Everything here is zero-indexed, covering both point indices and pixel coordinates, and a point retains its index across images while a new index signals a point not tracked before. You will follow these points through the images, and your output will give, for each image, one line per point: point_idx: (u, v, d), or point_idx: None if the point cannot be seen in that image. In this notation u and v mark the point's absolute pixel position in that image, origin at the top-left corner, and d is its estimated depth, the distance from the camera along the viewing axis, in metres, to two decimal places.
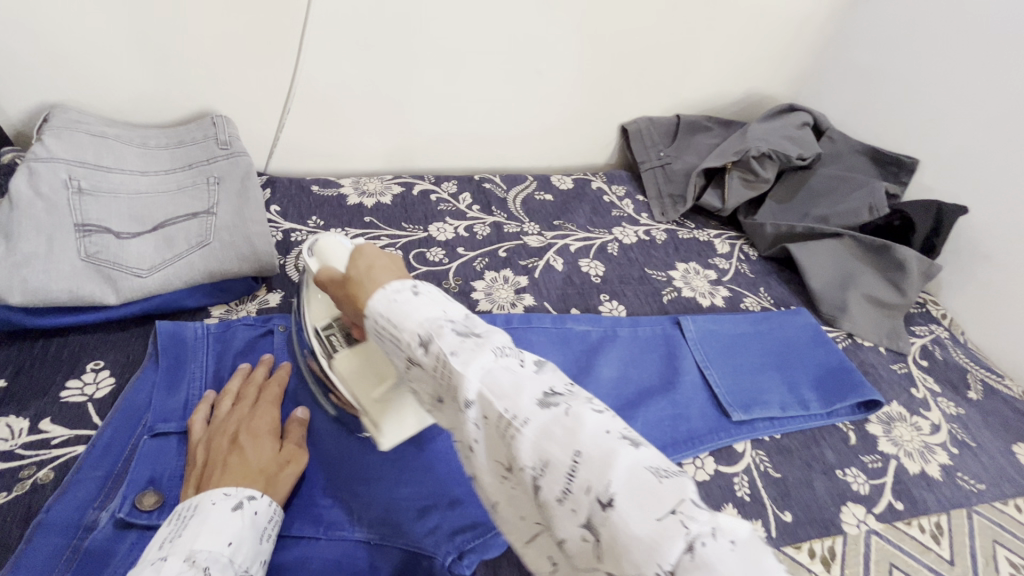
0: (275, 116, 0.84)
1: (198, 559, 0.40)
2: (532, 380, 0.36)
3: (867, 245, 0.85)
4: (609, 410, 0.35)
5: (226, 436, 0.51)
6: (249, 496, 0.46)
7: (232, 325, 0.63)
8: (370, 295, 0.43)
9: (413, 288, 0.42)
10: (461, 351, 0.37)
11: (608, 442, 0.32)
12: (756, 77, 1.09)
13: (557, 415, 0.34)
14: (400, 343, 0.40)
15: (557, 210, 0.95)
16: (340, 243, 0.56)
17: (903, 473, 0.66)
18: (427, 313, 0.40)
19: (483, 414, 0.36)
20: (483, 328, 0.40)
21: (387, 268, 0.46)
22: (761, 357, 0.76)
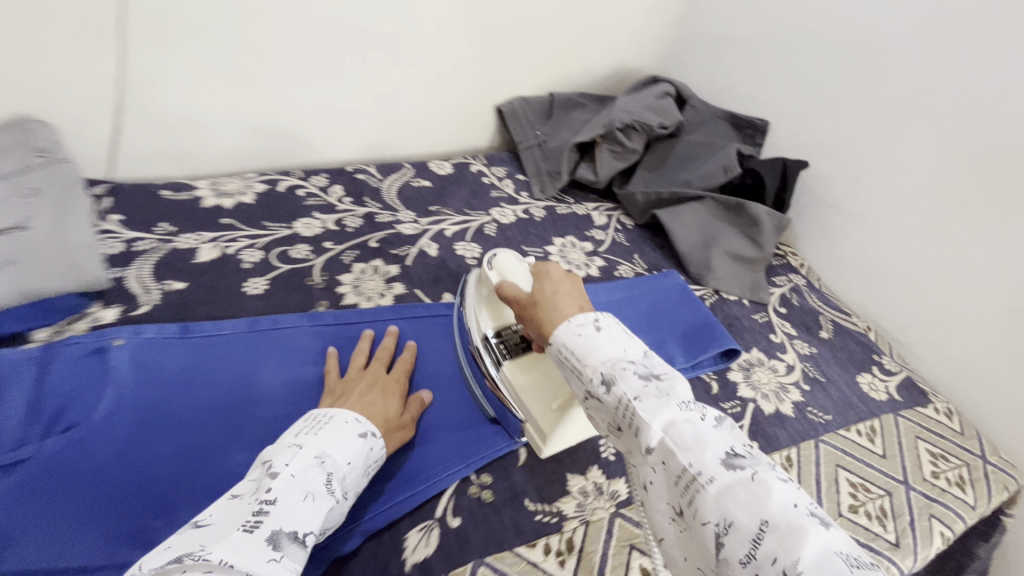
0: (105, 117, 0.77)
1: (326, 461, 0.46)
2: (715, 436, 0.40)
3: (725, 205, 0.91)
4: (794, 483, 0.37)
5: (364, 383, 0.58)
6: (371, 432, 0.51)
7: (55, 346, 0.56)
8: (557, 324, 0.51)
9: (595, 324, 0.49)
10: (645, 398, 0.42)
11: (797, 517, 0.35)
12: (623, 52, 1.12)
13: (742, 479, 0.37)
14: (582, 377, 0.46)
15: (434, 196, 0.94)
16: (518, 263, 0.62)
17: (759, 414, 0.71)
18: (611, 350, 0.46)
19: (664, 460, 0.40)
20: (666, 372, 0.45)
21: (569, 294, 0.55)
22: (632, 321, 0.78)
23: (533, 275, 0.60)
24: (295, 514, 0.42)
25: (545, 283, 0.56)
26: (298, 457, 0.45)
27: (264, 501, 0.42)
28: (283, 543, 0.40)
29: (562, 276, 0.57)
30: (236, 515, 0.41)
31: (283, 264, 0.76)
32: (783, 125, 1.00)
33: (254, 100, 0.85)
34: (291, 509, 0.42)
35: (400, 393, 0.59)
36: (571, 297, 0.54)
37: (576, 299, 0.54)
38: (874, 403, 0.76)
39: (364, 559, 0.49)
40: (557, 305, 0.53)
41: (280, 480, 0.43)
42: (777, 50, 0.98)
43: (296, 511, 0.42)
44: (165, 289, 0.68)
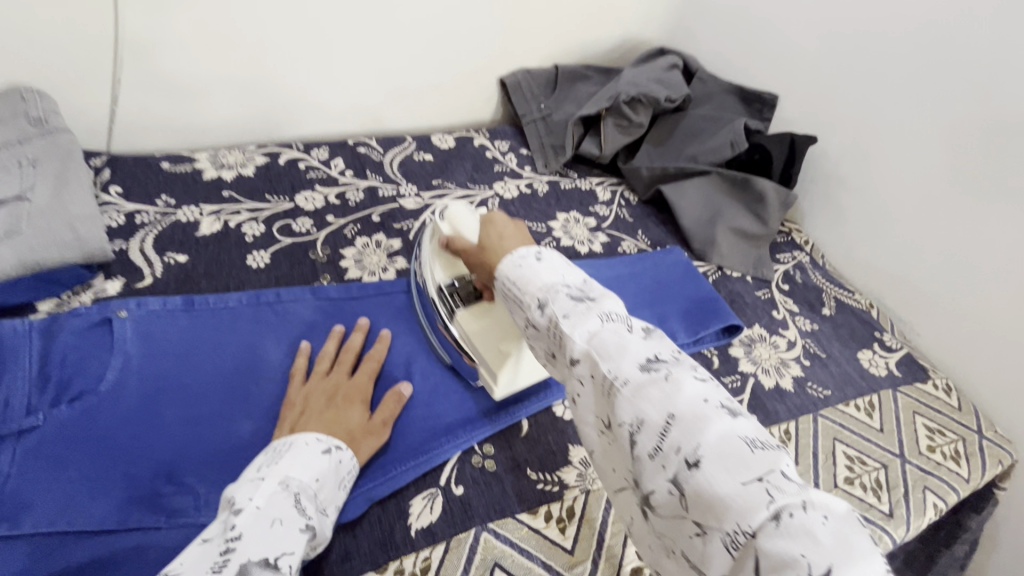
0: (103, 89, 0.76)
1: (290, 485, 0.44)
2: (637, 343, 0.39)
3: (731, 180, 0.89)
4: (711, 380, 0.37)
5: (323, 394, 0.55)
6: (338, 446, 0.50)
7: (59, 318, 0.57)
8: (500, 260, 0.50)
9: (538, 257, 0.48)
10: (573, 314, 0.42)
11: (704, 409, 0.35)
12: (629, 21, 1.09)
13: (656, 379, 0.37)
14: (522, 304, 0.46)
15: (436, 169, 0.93)
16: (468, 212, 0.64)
17: (760, 388, 0.71)
18: (551, 276, 0.46)
19: (591, 372, 0.40)
20: (597, 291, 0.45)
21: (515, 237, 0.54)
22: (634, 298, 0.78)
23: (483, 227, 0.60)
24: (266, 543, 0.39)
25: (490, 230, 0.55)
26: (261, 489, 0.43)
27: (230, 538, 0.39)
28: (253, 572, 0.37)
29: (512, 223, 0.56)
30: (203, 557, 0.38)
31: (285, 237, 0.75)
32: (794, 98, 0.97)
33: (250, 70, 0.84)
34: (261, 539, 0.39)
35: (364, 397, 0.57)
36: (515, 239, 0.54)
37: (522, 240, 0.54)
38: (873, 378, 0.76)
39: (369, 526, 0.50)
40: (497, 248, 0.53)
41: (243, 515, 0.40)
42: (791, 21, 0.96)
43: (267, 539, 0.40)
44: (168, 262, 0.68)
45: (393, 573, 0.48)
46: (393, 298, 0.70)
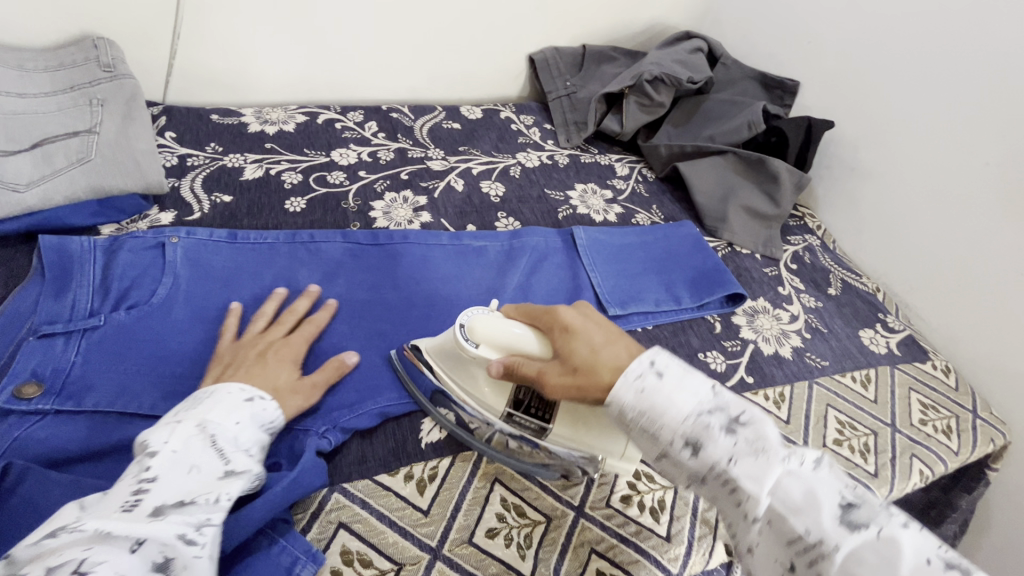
0: (164, 42, 0.82)
1: (207, 427, 0.44)
2: (821, 484, 0.39)
3: (746, 160, 0.92)
4: (916, 525, 0.37)
5: (255, 350, 0.55)
6: (259, 395, 0.50)
7: (121, 238, 0.64)
8: (614, 382, 0.46)
9: (654, 369, 0.45)
10: (740, 459, 0.41)
11: (934, 574, 0.34)
12: (658, 5, 1.12)
13: (867, 538, 0.36)
14: (658, 440, 0.44)
15: (463, 137, 0.98)
16: (490, 318, 0.54)
17: (758, 354, 0.74)
18: (685, 401, 0.44)
19: (775, 526, 0.39)
20: (742, 410, 0.43)
21: (606, 341, 0.49)
22: (644, 264, 0.82)
23: (536, 333, 0.53)
24: (182, 485, 0.40)
25: (573, 339, 0.49)
26: (177, 432, 0.43)
27: (145, 478, 0.39)
28: (166, 512, 0.38)
29: (583, 318, 0.51)
30: (114, 496, 0.38)
31: (320, 187, 0.81)
32: (815, 84, 0.99)
33: (296, 33, 0.89)
34: (177, 482, 0.40)
35: (297, 357, 0.56)
36: (610, 341, 0.49)
37: (613, 335, 0.50)
38: (872, 354, 0.79)
39: (384, 435, 0.56)
40: (602, 362, 0.47)
41: (158, 458, 0.40)
42: (817, 8, 0.97)
43: (182, 483, 0.40)
44: (214, 200, 0.74)
45: (403, 476, 0.53)
46: (416, 247, 0.75)
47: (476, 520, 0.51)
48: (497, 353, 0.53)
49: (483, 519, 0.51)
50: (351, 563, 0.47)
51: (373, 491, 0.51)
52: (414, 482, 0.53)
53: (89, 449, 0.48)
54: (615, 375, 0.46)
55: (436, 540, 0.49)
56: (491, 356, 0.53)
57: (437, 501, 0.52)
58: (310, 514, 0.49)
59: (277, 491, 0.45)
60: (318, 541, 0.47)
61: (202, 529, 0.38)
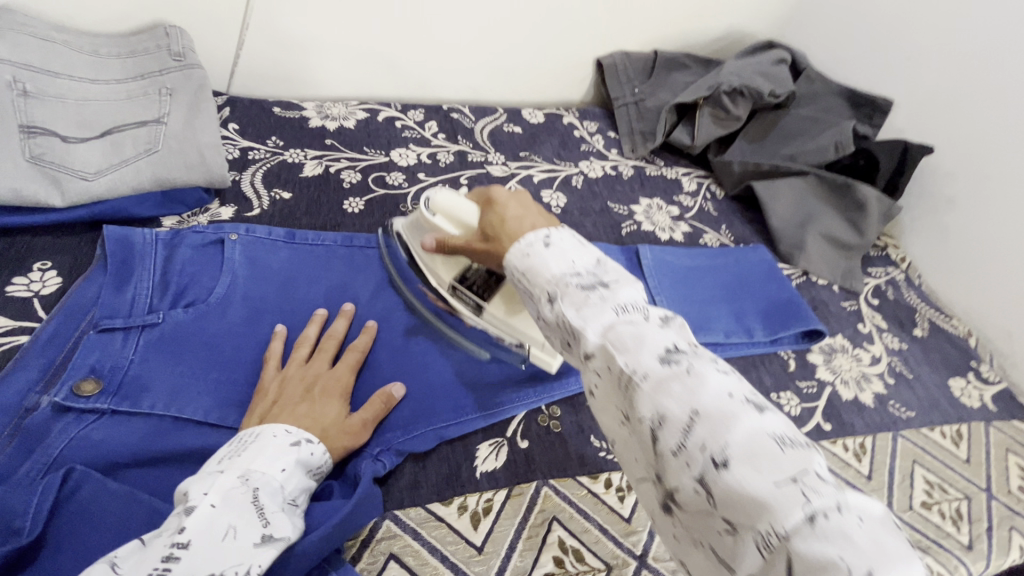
0: (233, 32, 0.81)
1: (250, 479, 0.41)
2: (656, 333, 0.37)
3: (830, 183, 0.85)
4: (734, 373, 0.35)
5: (301, 383, 0.52)
6: (307, 438, 0.46)
7: (181, 232, 0.63)
8: (507, 251, 0.48)
9: (545, 240, 0.46)
10: (585, 308, 0.40)
11: (730, 404, 0.33)
12: (738, 11, 1.05)
13: (677, 372, 0.35)
14: (533, 295, 0.45)
15: (524, 142, 0.94)
16: (453, 198, 0.58)
17: (837, 399, 0.68)
18: (560, 265, 0.44)
19: (608, 367, 0.38)
20: (613, 280, 0.43)
21: (519, 215, 0.52)
22: (713, 290, 0.76)
23: (477, 211, 0.57)
24: (214, 553, 0.37)
25: (494, 212, 0.53)
26: (218, 483, 0.40)
27: (177, 541, 0.36)
28: None
29: (514, 199, 0.54)
30: (145, 559, 0.35)
31: (379, 188, 0.79)
32: (909, 104, 0.91)
33: (363, 28, 0.87)
34: (209, 550, 0.36)
35: (342, 390, 0.53)
36: (522, 217, 0.51)
37: (529, 213, 0.52)
38: (963, 407, 0.71)
39: (437, 460, 0.53)
40: (506, 231, 0.50)
41: (194, 517, 0.37)
42: (919, 20, 0.89)
43: (214, 552, 0.37)
44: (274, 196, 0.73)
45: (457, 507, 0.50)
46: None
47: (532, 563, 0.48)
48: (449, 225, 0.59)
49: (540, 563, 0.48)
50: None
51: (425, 521, 0.48)
52: (468, 514, 0.49)
53: (143, 453, 0.47)
54: (511, 243, 0.49)
55: None
56: (443, 226, 0.60)
57: (492, 538, 0.48)
58: (361, 542, 0.46)
59: (334, 522, 0.43)
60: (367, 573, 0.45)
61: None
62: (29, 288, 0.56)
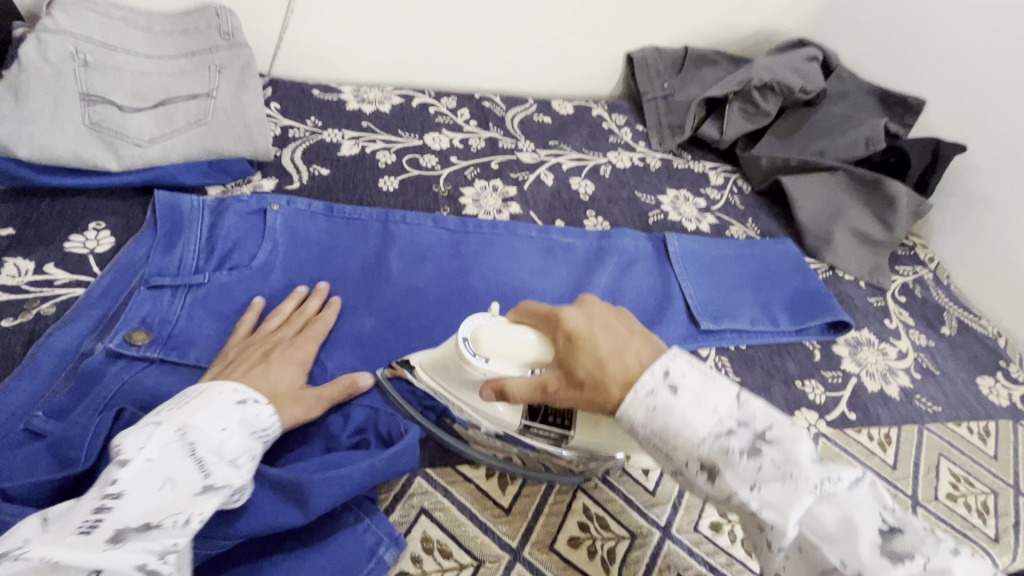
0: (278, 15, 0.84)
1: (188, 433, 0.40)
2: (858, 509, 0.34)
3: (860, 180, 0.85)
4: (962, 548, 0.33)
5: (261, 349, 0.52)
6: (255, 399, 0.46)
7: (227, 201, 0.65)
8: (621, 402, 0.41)
9: (668, 382, 0.40)
10: (764, 485, 0.36)
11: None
12: (769, 8, 1.05)
13: (914, 571, 0.32)
14: (675, 461, 0.40)
15: (554, 131, 0.96)
16: (496, 331, 0.47)
17: (862, 389, 0.68)
18: (702, 417, 0.39)
19: (807, 552, 0.35)
20: (768, 426, 0.38)
21: (615, 345, 0.43)
22: (739, 279, 0.77)
23: (541, 339, 0.46)
24: (150, 505, 0.36)
25: (579, 350, 0.43)
26: (154, 438, 0.39)
27: (109, 493, 0.36)
28: (128, 539, 0.34)
29: (590, 323, 0.44)
30: (74, 515, 0.35)
31: (412, 169, 0.81)
32: (942, 102, 0.90)
33: (401, 15, 0.89)
34: (143, 501, 0.36)
35: (303, 360, 0.53)
36: (619, 348, 0.43)
37: (622, 338, 0.43)
38: (991, 405, 0.71)
39: None
40: (610, 376, 0.41)
41: (129, 470, 0.37)
42: (954, 20, 0.89)
43: (151, 502, 0.36)
44: (312, 172, 0.75)
45: (485, 469, 0.51)
46: (504, 237, 0.73)
47: (558, 526, 0.49)
48: (508, 365, 0.47)
49: (565, 526, 0.49)
50: (431, 552, 0.45)
51: (454, 480, 0.50)
52: (496, 477, 0.51)
53: None
54: (624, 392, 0.41)
55: (517, 541, 0.47)
56: (502, 369, 0.47)
57: (519, 499, 0.50)
58: (393, 496, 0.48)
59: (380, 458, 0.45)
60: (399, 524, 0.46)
61: (167, 556, 0.35)
62: (85, 244, 0.59)
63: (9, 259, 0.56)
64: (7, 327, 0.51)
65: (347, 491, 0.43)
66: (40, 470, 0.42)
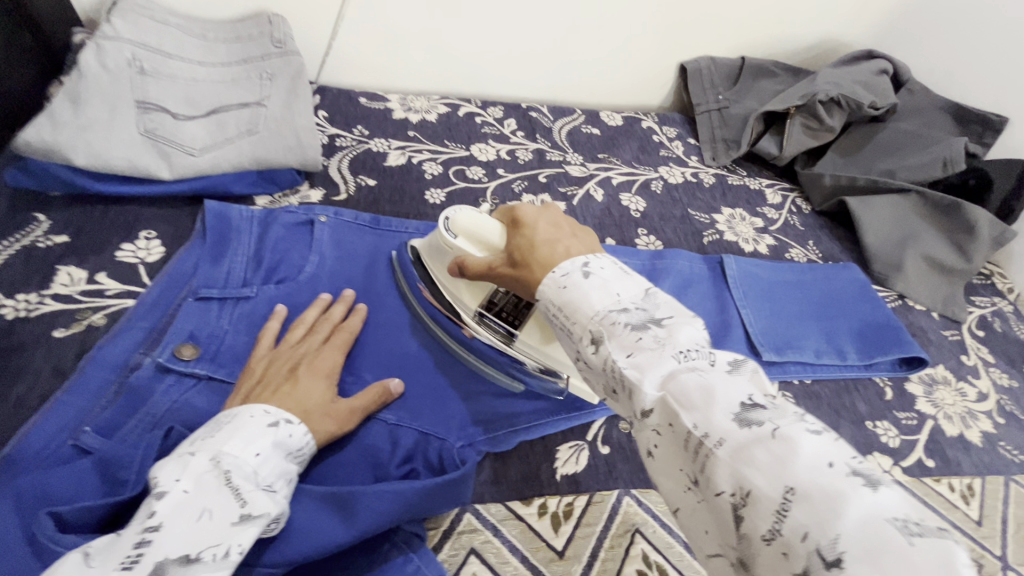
0: (328, 23, 0.84)
1: (222, 462, 0.38)
2: (725, 385, 0.31)
3: (934, 203, 0.80)
4: (830, 432, 0.28)
5: (287, 362, 0.50)
6: (288, 419, 0.43)
7: (275, 211, 0.64)
8: (540, 279, 0.41)
9: (584, 269, 0.39)
10: (639, 352, 0.34)
11: (832, 479, 0.25)
12: (834, 18, 1.00)
13: (760, 436, 0.28)
14: (572, 337, 0.38)
15: (603, 143, 0.92)
16: (479, 219, 0.52)
17: (940, 434, 0.63)
18: (602, 296, 0.37)
19: (669, 422, 0.31)
20: (667, 315, 0.36)
21: (552, 238, 0.44)
22: (801, 307, 0.72)
23: (502, 230, 0.50)
24: (188, 536, 0.35)
25: (521, 234, 0.46)
26: (189, 468, 0.37)
27: (147, 526, 0.34)
28: (170, 572, 0.33)
29: (539, 216, 0.47)
30: (117, 547, 0.34)
31: (459, 181, 0.79)
32: None
33: (451, 23, 0.87)
34: (180, 533, 0.35)
35: (331, 370, 0.51)
36: (553, 238, 0.44)
37: (562, 234, 0.44)
38: None
39: (518, 458, 0.51)
40: (535, 257, 0.43)
41: (166, 502, 0.36)
42: None
43: (188, 533, 0.35)
44: (359, 183, 0.74)
45: (537, 507, 0.48)
46: None
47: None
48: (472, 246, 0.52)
49: None
50: None
51: (505, 518, 0.47)
52: (549, 516, 0.48)
53: None
54: (543, 271, 0.41)
55: None
56: (465, 248, 0.52)
57: (573, 542, 0.47)
58: (442, 533, 0.45)
59: (438, 482, 0.43)
60: (449, 564, 0.44)
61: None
62: (136, 254, 0.58)
63: (63, 267, 0.56)
64: (60, 338, 0.50)
65: (398, 509, 0.42)
66: (88, 491, 0.40)
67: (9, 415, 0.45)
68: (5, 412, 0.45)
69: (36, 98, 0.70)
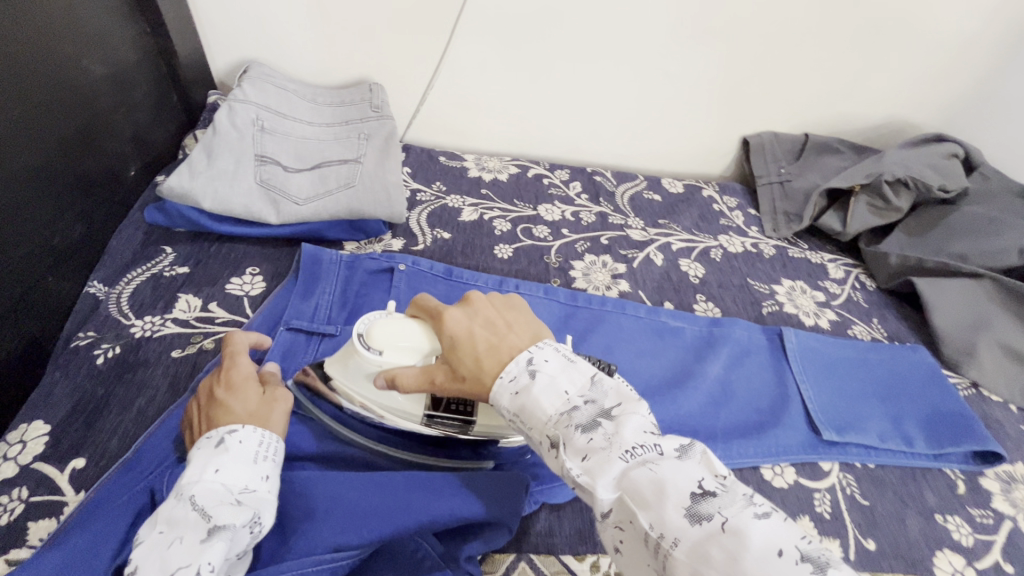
0: (419, 92, 0.94)
1: (183, 492, 0.41)
2: (676, 474, 0.34)
3: (1010, 290, 0.77)
4: (775, 516, 0.31)
5: (205, 390, 0.50)
6: (230, 430, 0.46)
7: (360, 258, 0.70)
8: (489, 386, 0.43)
9: (529, 368, 0.42)
10: (592, 454, 0.37)
11: (782, 567, 0.28)
12: (902, 101, 1.01)
13: (712, 531, 0.31)
14: (531, 438, 0.41)
15: (664, 210, 0.96)
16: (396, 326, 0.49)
17: (1020, 536, 0.59)
18: (551, 399, 0.40)
19: (628, 521, 0.35)
20: (615, 404, 0.39)
21: (487, 341, 0.45)
22: (865, 386, 0.71)
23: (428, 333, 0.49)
24: (163, 564, 0.37)
25: (457, 344, 0.45)
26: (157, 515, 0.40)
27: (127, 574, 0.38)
28: None
29: (469, 323, 0.46)
30: None
31: (526, 238, 0.84)
32: None
33: (527, 95, 0.96)
34: (155, 565, 0.38)
35: (246, 373, 0.51)
36: (492, 343, 0.44)
37: (498, 332, 0.46)
38: None
39: (572, 511, 0.53)
40: (482, 368, 0.43)
41: (143, 547, 0.39)
42: None
43: (164, 562, 0.37)
44: (436, 235, 0.80)
45: (590, 564, 0.49)
46: (610, 316, 0.73)
47: None
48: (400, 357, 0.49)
49: None
50: None
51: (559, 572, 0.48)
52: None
53: (319, 451, 0.52)
54: (491, 378, 0.43)
55: None
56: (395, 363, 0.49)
57: None
58: None
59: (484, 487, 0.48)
60: None
61: None
62: (243, 288, 0.66)
63: (182, 295, 0.64)
64: (176, 358, 0.57)
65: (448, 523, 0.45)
66: None
67: (131, 423, 0.52)
68: (128, 419, 0.52)
69: (174, 147, 0.82)
